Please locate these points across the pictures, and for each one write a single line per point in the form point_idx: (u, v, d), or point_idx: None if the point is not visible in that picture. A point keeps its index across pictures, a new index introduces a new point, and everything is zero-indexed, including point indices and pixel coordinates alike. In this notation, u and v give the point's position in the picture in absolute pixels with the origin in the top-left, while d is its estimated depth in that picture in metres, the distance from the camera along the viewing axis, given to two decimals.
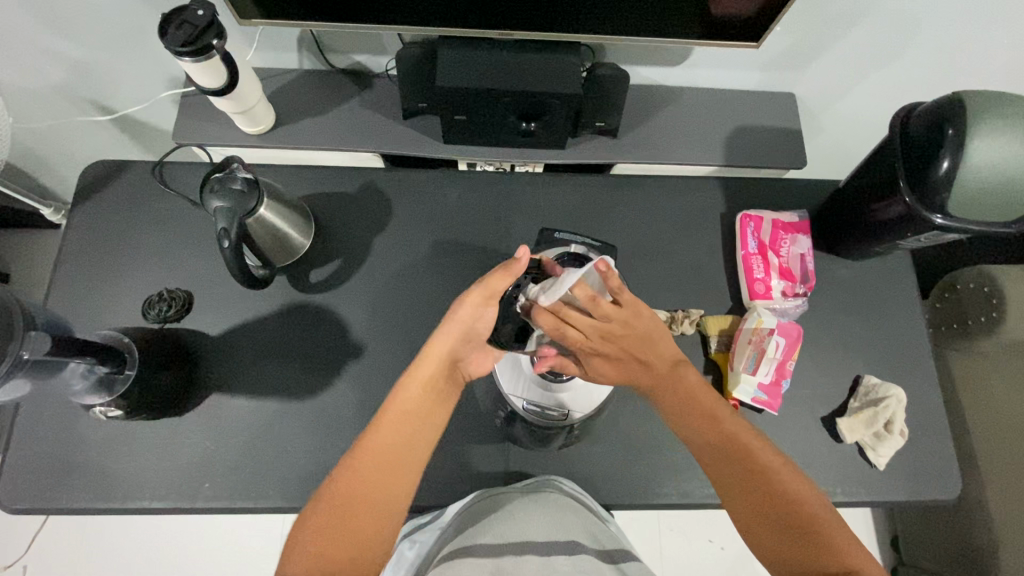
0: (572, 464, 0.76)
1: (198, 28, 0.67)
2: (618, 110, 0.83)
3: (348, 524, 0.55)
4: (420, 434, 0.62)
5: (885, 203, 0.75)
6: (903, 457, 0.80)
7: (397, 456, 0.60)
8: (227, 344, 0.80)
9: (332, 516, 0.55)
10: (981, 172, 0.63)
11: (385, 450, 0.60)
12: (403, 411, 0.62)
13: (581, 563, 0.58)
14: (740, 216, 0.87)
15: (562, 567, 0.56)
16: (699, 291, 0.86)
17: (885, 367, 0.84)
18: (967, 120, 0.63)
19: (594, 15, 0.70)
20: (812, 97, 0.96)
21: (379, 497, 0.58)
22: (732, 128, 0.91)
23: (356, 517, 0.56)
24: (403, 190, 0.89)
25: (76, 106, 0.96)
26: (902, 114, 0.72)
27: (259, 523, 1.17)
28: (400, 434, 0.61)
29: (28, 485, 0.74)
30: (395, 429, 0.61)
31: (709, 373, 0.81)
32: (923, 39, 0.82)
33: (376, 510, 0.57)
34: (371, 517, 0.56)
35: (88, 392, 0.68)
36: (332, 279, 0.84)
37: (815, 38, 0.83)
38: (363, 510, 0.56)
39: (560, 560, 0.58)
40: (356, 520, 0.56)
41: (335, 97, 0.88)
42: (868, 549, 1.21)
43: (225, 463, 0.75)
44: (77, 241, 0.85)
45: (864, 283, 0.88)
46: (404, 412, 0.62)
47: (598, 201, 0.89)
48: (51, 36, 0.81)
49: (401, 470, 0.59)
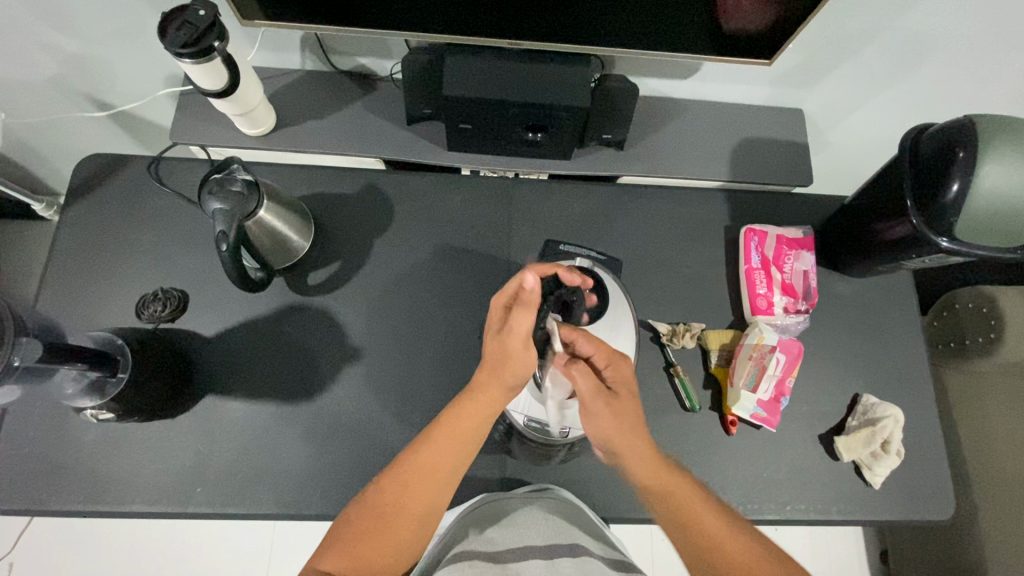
0: (569, 474, 0.76)
1: (198, 29, 0.65)
2: (626, 123, 0.82)
3: (387, 532, 0.58)
4: (466, 455, 0.63)
5: (890, 224, 0.75)
6: (899, 476, 0.80)
7: (445, 476, 0.61)
8: (223, 346, 0.79)
9: (371, 523, 0.58)
10: (990, 198, 0.62)
11: (434, 467, 0.61)
12: (452, 431, 0.62)
13: (585, 562, 0.57)
14: (744, 229, 0.86)
15: (565, 566, 0.57)
16: (702, 306, 0.85)
17: (884, 386, 0.84)
18: (979, 143, 0.62)
19: (603, 28, 0.69)
20: (820, 113, 0.95)
21: (418, 511, 0.60)
22: (740, 142, 0.90)
23: (396, 524, 0.59)
24: (406, 194, 0.88)
25: (71, 100, 0.94)
26: (911, 134, 0.72)
27: (251, 526, 1.16)
28: (449, 454, 0.62)
29: (15, 487, 0.72)
30: (442, 448, 0.62)
31: (708, 388, 0.81)
32: (935, 61, 0.82)
33: (415, 520, 0.59)
34: (404, 528, 0.59)
35: (79, 396, 0.66)
36: (331, 282, 0.83)
37: (827, 56, 0.82)
38: (402, 521, 0.59)
39: (563, 560, 0.57)
40: (396, 527, 0.59)
41: (338, 99, 0.87)
42: (857, 563, 1.22)
43: (219, 467, 0.74)
44: (70, 238, 0.83)
45: (865, 301, 0.88)
46: (452, 432, 0.62)
47: (602, 212, 0.88)
48: (47, 30, 0.79)
49: (442, 487, 0.61)
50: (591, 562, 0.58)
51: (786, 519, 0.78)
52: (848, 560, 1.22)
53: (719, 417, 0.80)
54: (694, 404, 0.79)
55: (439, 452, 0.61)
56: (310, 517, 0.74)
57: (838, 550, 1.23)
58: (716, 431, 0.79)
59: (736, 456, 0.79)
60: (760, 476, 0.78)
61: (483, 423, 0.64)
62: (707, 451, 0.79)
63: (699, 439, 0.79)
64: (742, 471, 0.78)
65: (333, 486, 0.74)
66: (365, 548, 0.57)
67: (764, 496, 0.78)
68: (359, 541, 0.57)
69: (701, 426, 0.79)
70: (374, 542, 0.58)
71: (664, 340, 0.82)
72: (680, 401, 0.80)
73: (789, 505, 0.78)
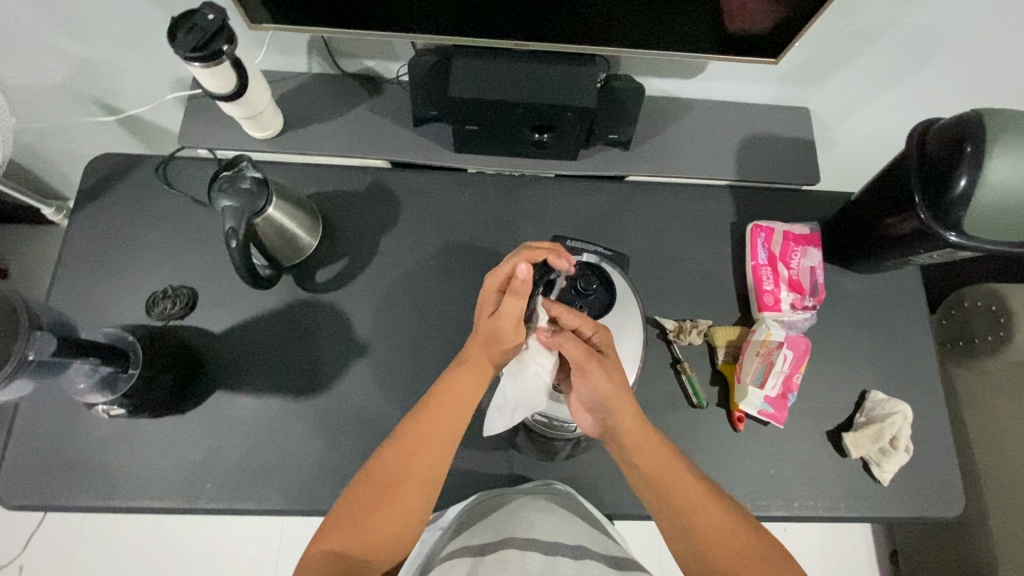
0: (576, 470, 0.76)
1: (207, 34, 0.66)
2: (631, 122, 0.83)
3: (388, 502, 0.59)
4: (462, 423, 0.65)
5: (897, 219, 0.75)
6: (908, 473, 0.80)
7: (442, 443, 0.63)
8: (231, 343, 0.79)
9: (372, 495, 0.59)
10: (999, 193, 0.62)
11: (432, 432, 0.63)
12: (451, 396, 0.65)
13: (587, 563, 0.57)
14: (751, 226, 0.86)
15: (567, 565, 0.57)
16: (708, 304, 0.85)
17: (892, 383, 0.84)
18: (987, 139, 0.62)
19: (610, 27, 0.70)
20: (826, 111, 0.95)
21: (419, 479, 0.61)
22: (746, 141, 0.90)
23: (397, 490, 0.60)
24: (413, 193, 0.88)
25: (80, 105, 0.95)
26: (919, 129, 0.71)
27: (258, 526, 1.17)
28: (446, 419, 0.64)
29: (26, 483, 0.73)
30: (441, 413, 0.64)
31: (715, 385, 0.81)
32: (942, 58, 0.82)
33: (416, 489, 0.60)
34: (404, 498, 0.59)
35: (91, 391, 0.67)
36: (338, 279, 0.83)
37: (832, 53, 0.82)
38: (399, 490, 0.60)
39: (564, 560, 0.57)
40: (397, 496, 0.59)
41: (345, 100, 0.87)
42: (866, 563, 1.21)
43: (227, 463, 0.75)
44: (80, 238, 0.83)
45: (873, 298, 0.88)
46: (451, 395, 0.65)
47: (608, 210, 0.89)
48: (57, 35, 0.80)
49: (443, 454, 0.63)
50: (592, 562, 0.58)
51: (795, 515, 0.77)
52: (857, 560, 1.21)
53: (725, 414, 0.80)
54: (701, 400, 0.79)
55: (438, 416, 0.64)
56: (318, 513, 0.74)
57: (847, 550, 1.22)
58: (723, 427, 0.80)
59: (743, 454, 0.79)
60: (768, 473, 0.78)
61: (473, 392, 0.66)
62: (714, 447, 0.79)
63: (706, 436, 0.79)
64: (750, 467, 0.78)
65: (341, 481, 0.75)
66: (366, 518, 0.58)
67: (772, 493, 0.78)
68: (361, 514, 0.58)
69: (708, 423, 0.79)
70: (375, 513, 0.58)
71: (671, 336, 0.82)
72: (687, 397, 0.80)
73: (796, 501, 0.78)
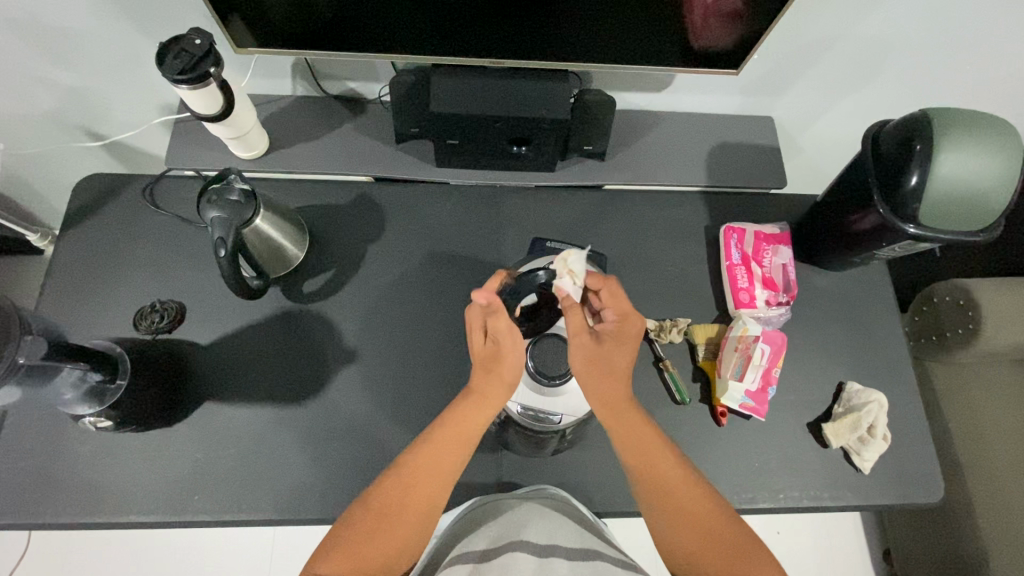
0: (563, 469, 0.77)
1: (195, 56, 0.69)
2: (605, 134, 0.86)
3: (384, 533, 0.59)
4: (464, 455, 0.65)
5: (861, 214, 0.78)
6: (887, 461, 0.82)
7: (441, 474, 0.63)
8: (217, 355, 0.80)
9: (371, 523, 0.59)
10: (948, 185, 0.66)
11: (432, 463, 0.63)
12: (453, 430, 0.65)
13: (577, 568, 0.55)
14: (724, 228, 0.90)
15: (558, 569, 0.55)
16: (686, 303, 0.88)
17: (867, 374, 0.87)
18: (933, 136, 0.66)
19: (580, 44, 0.74)
20: (790, 119, 1.00)
21: (416, 511, 0.62)
22: (716, 149, 0.95)
23: (394, 520, 0.60)
24: (398, 205, 0.91)
25: (67, 133, 0.97)
26: (874, 128, 0.76)
27: (248, 546, 1.14)
28: (450, 453, 0.64)
29: (9, 502, 0.72)
30: (442, 447, 0.64)
31: (697, 381, 0.83)
32: (891, 64, 0.87)
33: (413, 517, 0.61)
34: (401, 530, 0.60)
35: (77, 401, 0.67)
36: (324, 289, 0.85)
37: (791, 65, 0.88)
38: (397, 521, 0.60)
39: (558, 563, 0.56)
40: (394, 526, 0.60)
41: (330, 118, 0.91)
42: (860, 561, 1.22)
43: (217, 474, 0.75)
44: (67, 258, 0.84)
45: (844, 293, 0.91)
46: (455, 425, 0.65)
47: (587, 217, 0.92)
48: (48, 64, 0.82)
49: (443, 485, 0.63)
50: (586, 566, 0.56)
51: (781, 507, 0.79)
52: (852, 558, 1.22)
53: (709, 409, 0.82)
54: (684, 396, 0.81)
55: (437, 452, 0.64)
56: (308, 521, 0.74)
57: (842, 550, 1.22)
58: (706, 422, 0.81)
59: (727, 446, 0.80)
60: (753, 466, 0.80)
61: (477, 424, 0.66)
62: (700, 441, 0.80)
63: (691, 431, 0.81)
64: (734, 460, 0.80)
65: (330, 488, 0.75)
66: (364, 547, 0.58)
67: (758, 485, 0.79)
68: (357, 542, 0.58)
69: (692, 418, 0.81)
70: (373, 541, 0.59)
71: (652, 335, 0.84)
72: (670, 394, 0.82)
73: (781, 493, 0.79)
